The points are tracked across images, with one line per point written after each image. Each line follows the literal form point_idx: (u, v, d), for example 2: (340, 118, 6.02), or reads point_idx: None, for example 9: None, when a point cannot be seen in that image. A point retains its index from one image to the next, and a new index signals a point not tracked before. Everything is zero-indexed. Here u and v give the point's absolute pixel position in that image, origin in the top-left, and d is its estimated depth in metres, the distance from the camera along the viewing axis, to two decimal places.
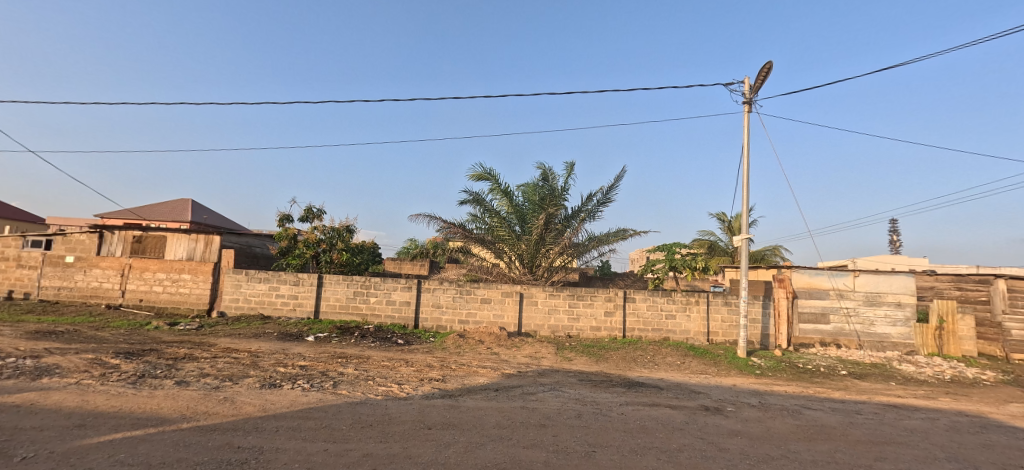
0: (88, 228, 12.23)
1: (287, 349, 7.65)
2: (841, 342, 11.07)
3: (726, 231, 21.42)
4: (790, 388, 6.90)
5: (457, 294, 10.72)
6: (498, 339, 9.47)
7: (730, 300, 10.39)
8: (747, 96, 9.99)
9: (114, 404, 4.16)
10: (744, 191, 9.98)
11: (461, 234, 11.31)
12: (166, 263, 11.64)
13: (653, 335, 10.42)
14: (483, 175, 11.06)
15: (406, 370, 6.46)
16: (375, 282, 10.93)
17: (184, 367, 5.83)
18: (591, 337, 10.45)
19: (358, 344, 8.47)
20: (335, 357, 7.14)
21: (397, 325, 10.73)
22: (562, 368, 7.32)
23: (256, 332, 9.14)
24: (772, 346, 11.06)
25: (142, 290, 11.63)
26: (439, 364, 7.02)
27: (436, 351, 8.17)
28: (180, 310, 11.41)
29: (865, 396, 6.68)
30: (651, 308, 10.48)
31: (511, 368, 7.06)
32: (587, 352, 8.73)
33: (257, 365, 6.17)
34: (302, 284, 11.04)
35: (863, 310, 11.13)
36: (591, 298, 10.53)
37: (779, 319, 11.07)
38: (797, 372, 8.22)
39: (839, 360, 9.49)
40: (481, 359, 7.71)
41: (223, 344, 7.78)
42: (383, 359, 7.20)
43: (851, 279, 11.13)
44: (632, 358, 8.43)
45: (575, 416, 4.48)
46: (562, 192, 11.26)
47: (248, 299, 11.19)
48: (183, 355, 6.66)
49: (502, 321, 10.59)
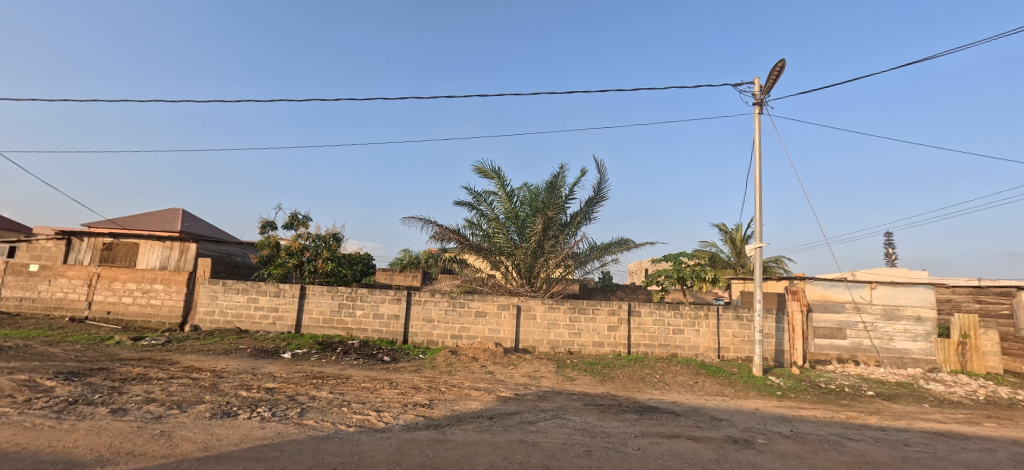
0: (55, 235, 11.50)
1: (258, 367, 6.87)
2: (859, 359, 10.37)
3: (727, 242, 20.85)
4: (819, 413, 6.17)
5: (449, 308, 9.98)
6: (493, 356, 8.71)
7: (742, 314, 9.71)
8: (757, 97, 9.42)
9: (18, 441, 3.39)
10: (757, 196, 9.38)
11: (457, 239, 10.61)
12: (137, 272, 10.86)
13: (660, 351, 9.70)
14: (487, 172, 10.39)
15: (389, 394, 5.70)
16: (362, 294, 10.16)
17: (131, 391, 5.06)
18: (593, 353, 9.71)
19: (340, 362, 7.70)
20: (311, 377, 6.38)
21: (385, 341, 9.94)
22: (564, 389, 6.58)
23: (227, 348, 8.33)
24: (787, 363, 10.31)
25: (110, 302, 10.82)
26: (427, 386, 6.26)
27: (425, 370, 7.41)
28: (150, 324, 10.59)
29: (905, 423, 5.97)
30: (657, 322, 9.76)
31: (508, 391, 6.29)
32: (591, 371, 7.98)
33: (218, 388, 5.41)
34: (283, 295, 10.26)
35: (881, 325, 10.47)
36: (594, 312, 9.80)
37: (794, 333, 10.36)
38: (822, 393, 7.48)
39: (862, 379, 8.78)
40: (474, 380, 6.96)
41: (186, 362, 6.99)
42: (365, 380, 6.43)
43: (868, 291, 10.49)
44: (640, 378, 7.69)
45: (585, 454, 3.72)
46: (566, 196, 10.60)
47: (224, 312, 10.39)
48: (137, 376, 5.89)
49: (498, 336, 9.82)
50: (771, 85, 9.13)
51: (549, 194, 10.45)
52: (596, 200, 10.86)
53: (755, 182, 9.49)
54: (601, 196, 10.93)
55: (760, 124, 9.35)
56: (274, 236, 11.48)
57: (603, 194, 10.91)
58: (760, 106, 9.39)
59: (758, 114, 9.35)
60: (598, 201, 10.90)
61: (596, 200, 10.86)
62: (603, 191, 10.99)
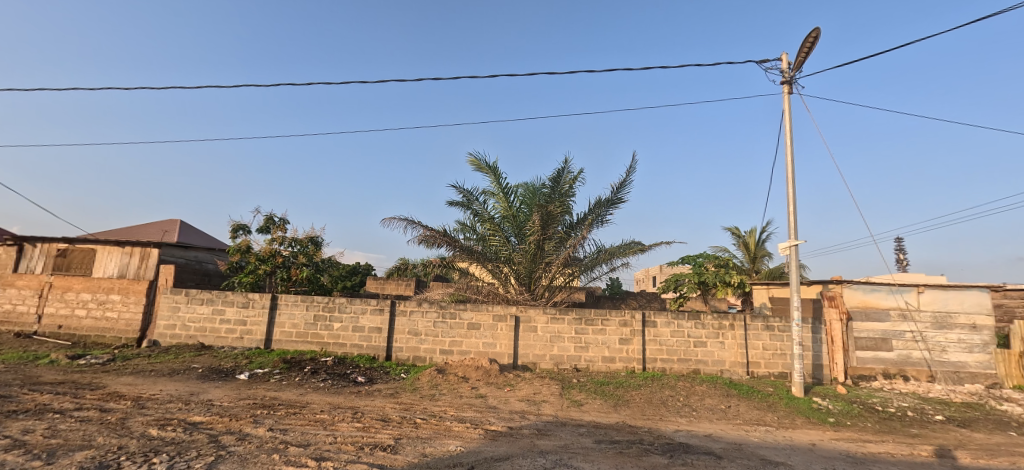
0: (7, 242, 10.44)
1: (198, 393, 5.67)
2: (908, 374, 9.03)
3: (741, 247, 19.57)
4: (892, 450, 4.91)
5: (439, 319, 8.78)
6: (486, 375, 7.46)
7: (773, 324, 8.43)
8: (786, 74, 8.17)
9: None
10: (790, 189, 8.16)
11: (447, 242, 9.40)
12: (93, 282, 9.80)
13: (679, 367, 8.43)
14: (482, 165, 9.24)
15: (346, 430, 4.45)
16: (340, 304, 8.96)
17: (2, 432, 3.88)
18: (604, 370, 8.45)
19: (303, 385, 6.50)
20: (256, 407, 5.16)
21: (365, 357, 8.73)
22: (569, 419, 5.31)
23: (175, 369, 7.13)
24: (826, 380, 8.93)
25: (62, 315, 9.72)
26: (400, 417, 5.04)
27: (402, 394, 6.22)
28: (105, 339, 9.46)
29: (1006, 462, 4.67)
30: (676, 334, 8.51)
31: (500, 422, 5.03)
32: (601, 393, 6.71)
33: (121, 426, 4.20)
34: (252, 306, 9.10)
35: (931, 334, 9.15)
36: (603, 323, 8.56)
37: (834, 345, 9.00)
38: (882, 419, 6.18)
39: (922, 399, 7.45)
40: (460, 406, 5.72)
41: (113, 387, 5.80)
42: (323, 411, 5.18)
43: (915, 296, 9.21)
44: (660, 401, 6.41)
45: None
46: (570, 193, 9.43)
47: (186, 326, 9.24)
48: (33, 407, 4.72)
49: (493, 351, 8.59)
50: (804, 60, 7.95)
51: (550, 190, 9.36)
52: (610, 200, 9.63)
53: (786, 172, 8.25)
54: (616, 196, 9.74)
55: (789, 106, 8.14)
56: (247, 241, 10.33)
57: (619, 194, 9.69)
58: (789, 84, 8.14)
59: (787, 94, 8.12)
60: (612, 202, 9.69)
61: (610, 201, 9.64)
62: (617, 191, 9.79)
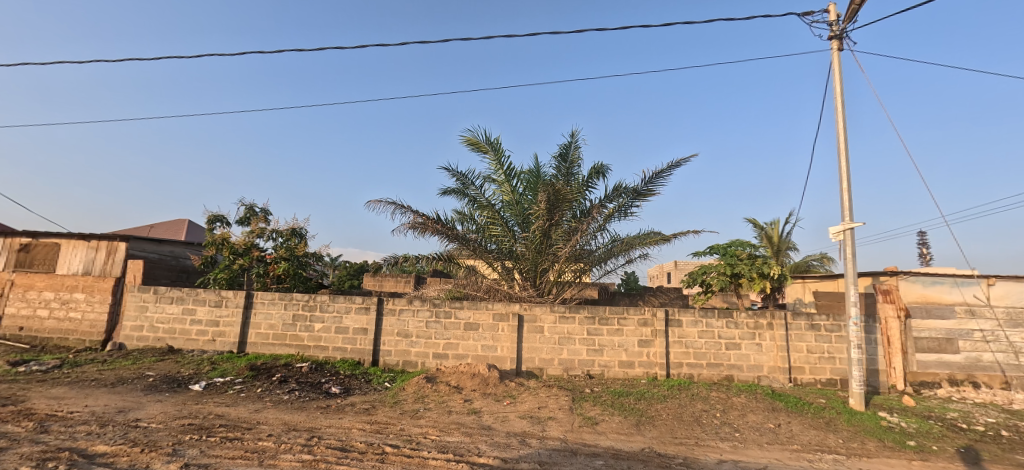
0: None
1: (127, 410, 4.66)
2: (978, 380, 7.72)
3: (763, 240, 18.19)
4: None
5: (431, 318, 7.72)
6: (483, 384, 6.35)
7: (819, 323, 7.20)
8: (834, 28, 6.92)
9: None
10: (842, 163, 6.91)
11: (440, 231, 8.32)
12: (55, 279, 8.92)
13: (709, 373, 7.26)
14: (479, 145, 8.15)
15: (287, 467, 3.37)
16: (321, 303, 7.95)
17: None
18: (621, 377, 7.32)
19: (264, 398, 5.47)
20: (187, 430, 4.11)
21: (349, 362, 7.72)
22: (582, 445, 4.17)
23: (123, 377, 6.17)
24: (883, 388, 7.67)
25: (23, 316, 8.88)
26: (365, 444, 3.97)
27: (379, 410, 5.16)
28: (67, 342, 8.58)
29: None
30: (704, 335, 7.32)
31: (492, 451, 3.92)
32: (619, 407, 5.57)
33: None
34: (225, 306, 8.14)
35: (1004, 334, 7.82)
36: (619, 322, 7.42)
37: (890, 348, 7.72)
38: (975, 442, 4.93)
39: (1010, 413, 6.16)
40: (447, 426, 4.64)
41: (30, 403, 4.82)
42: (271, 435, 4.12)
43: (984, 289, 7.92)
44: (693, 418, 5.25)
45: None
46: (581, 176, 8.34)
47: (154, 327, 8.31)
48: None
49: (494, 355, 7.51)
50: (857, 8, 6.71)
51: (559, 172, 8.30)
52: (638, 192, 8.40)
53: (837, 144, 7.00)
54: (647, 188, 8.54)
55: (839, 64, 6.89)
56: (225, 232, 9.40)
57: (650, 185, 8.47)
58: (838, 40, 6.89)
59: (836, 51, 6.88)
60: (640, 194, 8.48)
61: (639, 192, 8.40)
62: (647, 183, 8.56)
